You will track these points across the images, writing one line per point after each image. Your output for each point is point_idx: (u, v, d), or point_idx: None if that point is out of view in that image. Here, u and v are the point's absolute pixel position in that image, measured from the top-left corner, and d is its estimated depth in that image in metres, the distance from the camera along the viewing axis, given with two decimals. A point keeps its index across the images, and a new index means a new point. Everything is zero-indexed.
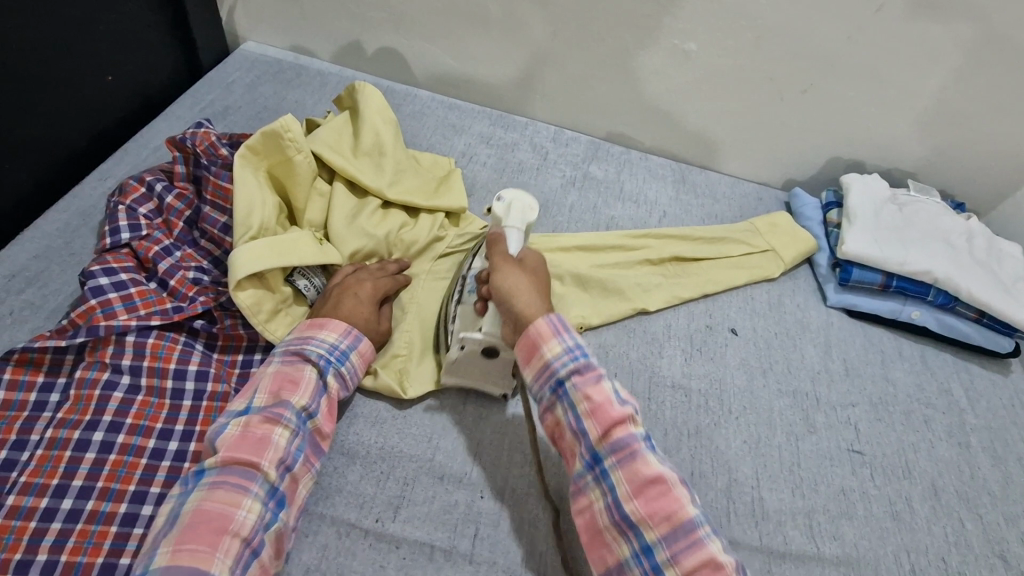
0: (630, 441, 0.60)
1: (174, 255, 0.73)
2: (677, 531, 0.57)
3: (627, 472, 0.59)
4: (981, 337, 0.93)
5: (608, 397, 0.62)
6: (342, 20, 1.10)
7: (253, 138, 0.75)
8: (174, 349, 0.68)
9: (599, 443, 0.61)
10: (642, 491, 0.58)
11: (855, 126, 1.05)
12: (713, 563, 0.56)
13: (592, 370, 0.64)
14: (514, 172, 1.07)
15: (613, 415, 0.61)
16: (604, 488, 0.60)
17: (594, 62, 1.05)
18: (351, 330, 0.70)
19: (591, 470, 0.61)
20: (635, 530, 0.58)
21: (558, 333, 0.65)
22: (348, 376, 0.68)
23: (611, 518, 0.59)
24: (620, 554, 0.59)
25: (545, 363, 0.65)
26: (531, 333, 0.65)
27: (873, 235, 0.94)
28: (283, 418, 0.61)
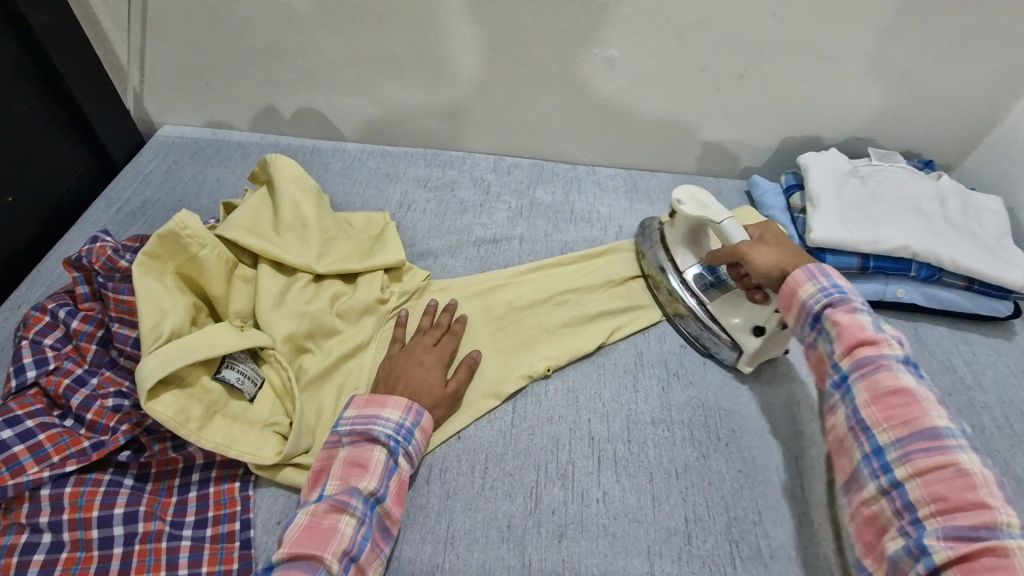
0: (875, 358, 0.59)
1: (89, 383, 0.66)
2: (914, 435, 0.55)
3: (867, 380, 0.58)
4: (974, 304, 0.87)
5: (861, 321, 0.61)
6: (251, 87, 1.05)
7: (150, 243, 0.69)
8: (96, 494, 0.61)
9: (842, 358, 0.61)
10: (881, 399, 0.57)
11: (803, 102, 0.99)
12: (963, 472, 0.51)
13: (848, 302, 0.63)
14: (456, 213, 1.01)
15: (859, 334, 0.60)
16: (847, 402, 0.60)
17: (520, 85, 1.00)
18: (413, 406, 0.67)
19: (837, 386, 0.62)
20: (869, 434, 0.58)
21: (814, 277, 0.65)
22: (414, 454, 0.66)
23: (848, 423, 0.60)
24: (857, 465, 0.59)
25: (800, 305, 0.66)
26: (787, 282, 0.67)
27: (841, 216, 0.87)
28: (349, 506, 0.59)
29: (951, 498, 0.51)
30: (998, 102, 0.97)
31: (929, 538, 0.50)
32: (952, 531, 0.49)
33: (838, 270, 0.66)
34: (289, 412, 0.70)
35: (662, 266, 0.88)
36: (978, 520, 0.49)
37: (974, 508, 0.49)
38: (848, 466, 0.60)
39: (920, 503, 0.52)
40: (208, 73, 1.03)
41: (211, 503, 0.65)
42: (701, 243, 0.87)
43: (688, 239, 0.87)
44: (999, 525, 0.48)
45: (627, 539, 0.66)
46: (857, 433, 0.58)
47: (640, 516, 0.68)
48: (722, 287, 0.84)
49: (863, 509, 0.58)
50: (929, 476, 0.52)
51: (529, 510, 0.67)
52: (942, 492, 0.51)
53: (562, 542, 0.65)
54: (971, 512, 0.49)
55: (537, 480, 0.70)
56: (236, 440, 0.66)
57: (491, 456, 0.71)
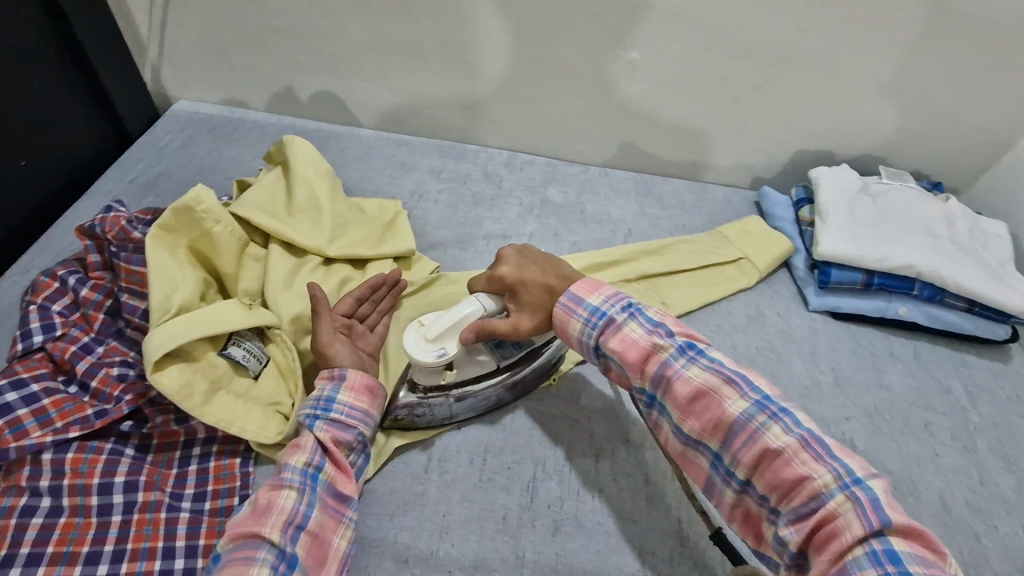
0: (662, 371, 0.58)
1: (95, 351, 0.67)
2: (730, 434, 0.54)
3: (670, 397, 0.58)
4: (975, 327, 0.88)
5: (631, 338, 0.61)
6: (271, 68, 1.05)
7: (164, 216, 0.69)
8: (98, 461, 0.61)
9: (642, 382, 0.61)
10: (690, 410, 0.57)
11: (819, 118, 0.99)
12: (775, 451, 0.51)
13: (612, 323, 0.63)
14: (468, 207, 1.01)
15: (639, 351, 0.61)
16: (669, 420, 0.59)
17: (539, 83, 1.00)
18: (335, 372, 0.66)
19: (652, 406, 0.61)
20: (702, 445, 0.57)
21: (572, 311, 0.66)
22: (346, 417, 0.64)
23: (680, 440, 0.59)
24: (709, 474, 0.58)
25: (576, 339, 0.66)
26: (554, 319, 0.68)
27: (849, 232, 0.88)
28: (283, 480, 0.58)
29: (780, 482, 0.51)
30: (1011, 129, 0.98)
31: (782, 529, 0.50)
32: (793, 513, 0.50)
33: (585, 287, 0.67)
34: (293, 392, 0.71)
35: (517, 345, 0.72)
36: (807, 493, 0.49)
37: (799, 482, 0.50)
38: (699, 477, 0.59)
39: (767, 494, 0.52)
40: (229, 50, 1.03)
41: (211, 478, 0.65)
42: (472, 336, 0.73)
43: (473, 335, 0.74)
44: (820, 490, 0.49)
45: (621, 538, 0.67)
46: (695, 447, 0.58)
47: (635, 515, 0.68)
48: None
49: (734, 512, 0.57)
50: (760, 466, 0.52)
51: (526, 503, 0.68)
52: (772, 478, 0.52)
53: (557, 536, 0.66)
54: (798, 488, 0.50)
55: (535, 475, 0.70)
56: (239, 417, 0.66)
57: (492, 449, 0.72)
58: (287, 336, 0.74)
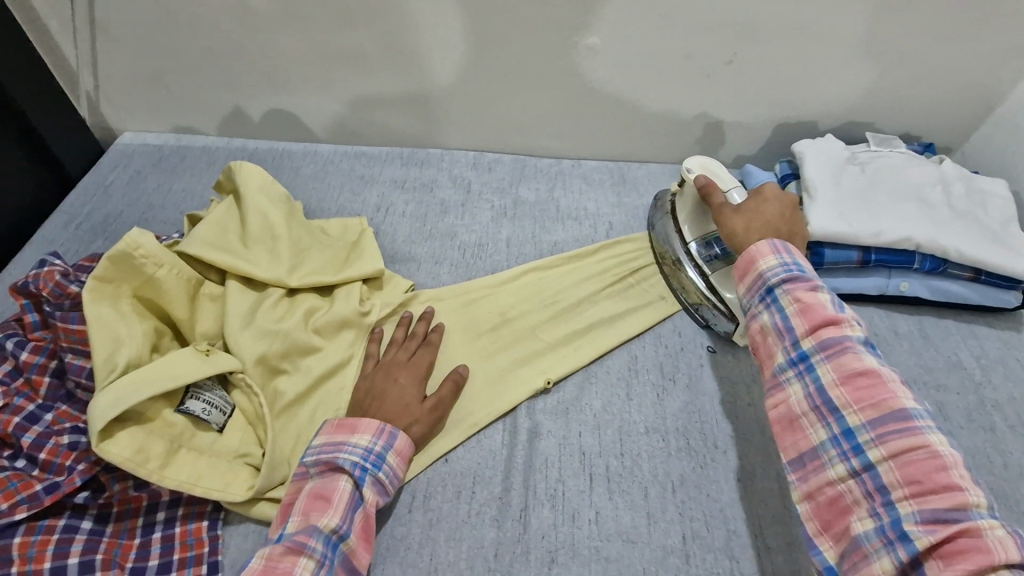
0: (843, 338, 0.56)
1: (42, 420, 0.62)
2: (886, 417, 0.52)
3: (835, 361, 0.55)
4: (981, 296, 0.83)
5: (822, 298, 0.58)
6: (214, 89, 0.99)
7: (100, 266, 0.64)
8: (48, 543, 0.57)
9: (806, 338, 0.57)
10: (850, 380, 0.54)
11: (798, 86, 0.94)
12: (933, 452, 0.49)
13: (808, 280, 0.59)
14: (437, 216, 0.96)
15: (826, 313, 0.57)
16: (808, 381, 0.57)
17: (498, 79, 0.94)
18: (385, 427, 0.64)
19: (793, 365, 0.58)
20: (836, 414, 0.54)
21: (777, 251, 0.61)
22: (386, 482, 0.62)
23: (809, 404, 0.56)
24: (818, 444, 0.55)
25: (758, 277, 0.62)
26: (746, 253, 0.63)
27: (840, 208, 0.82)
28: (308, 547, 0.54)
29: (924, 480, 0.48)
30: (1002, 79, 0.92)
31: (908, 523, 0.48)
32: (929, 514, 0.47)
33: (797, 247, 0.63)
34: (261, 441, 0.66)
35: (669, 237, 0.86)
36: (952, 502, 0.47)
37: (943, 489, 0.47)
38: (801, 446, 0.57)
39: (893, 485, 0.50)
40: (166, 75, 0.97)
41: (177, 545, 0.61)
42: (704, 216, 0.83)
43: (691, 210, 0.83)
44: (970, 506, 0.46)
45: (622, 563, 0.62)
46: (824, 414, 0.55)
47: (634, 536, 0.64)
48: (725, 258, 0.80)
49: (823, 488, 0.54)
50: (904, 458, 0.50)
51: (517, 536, 0.63)
52: (916, 473, 0.49)
53: (552, 569, 0.62)
54: (945, 494, 0.47)
55: (525, 503, 0.66)
56: (203, 476, 0.62)
57: (479, 479, 0.67)
58: (253, 380, 0.69)
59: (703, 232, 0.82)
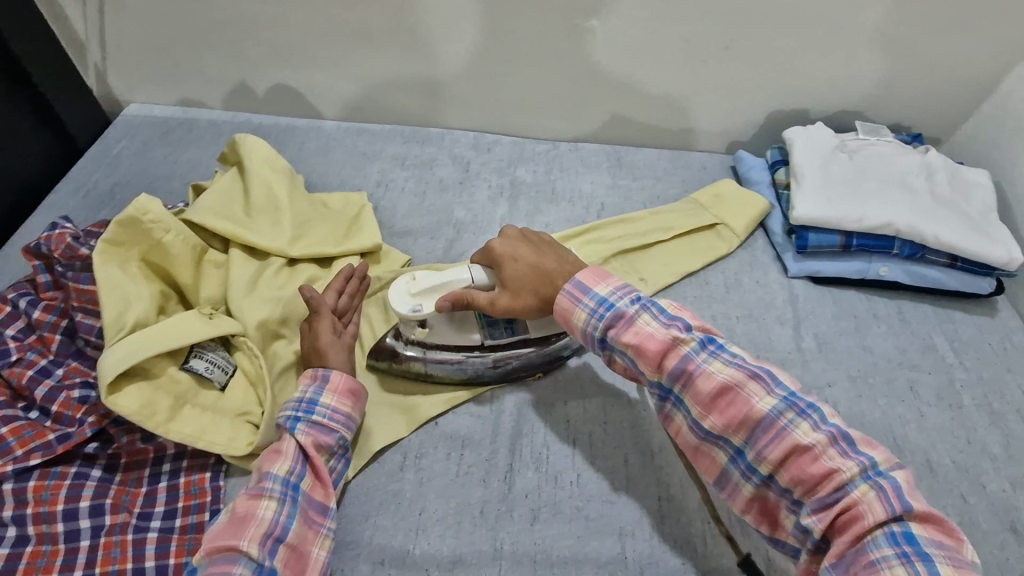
0: (684, 365, 0.58)
1: (54, 374, 0.65)
2: (755, 429, 0.55)
3: (690, 390, 0.58)
4: (958, 282, 0.86)
5: (646, 332, 0.60)
6: (221, 63, 1.01)
7: (110, 230, 0.67)
8: (61, 488, 0.60)
9: (658, 374, 0.60)
10: (712, 405, 0.57)
11: (792, 74, 0.96)
12: (803, 446, 0.53)
13: (621, 317, 0.62)
14: (436, 193, 0.99)
15: (657, 346, 0.59)
16: (685, 413, 0.59)
17: (499, 59, 0.96)
18: (317, 373, 0.66)
19: (666, 398, 0.61)
20: (722, 440, 0.57)
21: (577, 301, 0.64)
22: (329, 423, 0.64)
23: (697, 435, 0.59)
24: (723, 466, 0.58)
25: (581, 332, 0.65)
26: (558, 310, 0.66)
27: (825, 194, 0.85)
28: (263, 489, 0.57)
29: (806, 477, 0.52)
30: (991, 72, 0.94)
31: (804, 517, 0.52)
32: (816, 503, 0.52)
33: (592, 277, 0.65)
34: (262, 401, 0.69)
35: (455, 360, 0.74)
36: (832, 485, 0.51)
37: (824, 477, 0.51)
38: (712, 469, 0.60)
39: (789, 488, 0.54)
40: (174, 48, 0.99)
41: (182, 494, 0.64)
42: (460, 316, 0.74)
43: (449, 327, 0.74)
44: (845, 481, 0.51)
45: (601, 522, 0.66)
46: (713, 441, 0.58)
47: (614, 497, 0.68)
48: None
49: (747, 505, 0.58)
50: (784, 462, 0.53)
51: (503, 494, 0.67)
52: (797, 472, 0.53)
53: (535, 525, 0.65)
54: (825, 483, 0.51)
55: (511, 464, 0.69)
56: (206, 431, 0.65)
57: (468, 442, 0.71)
58: (254, 344, 0.72)
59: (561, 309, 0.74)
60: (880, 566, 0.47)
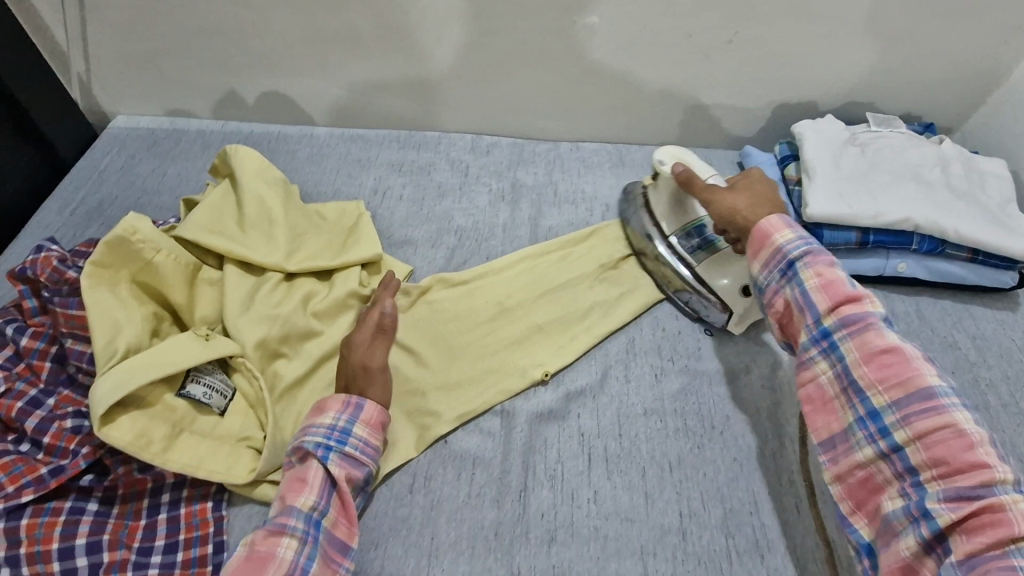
0: (864, 314, 0.55)
1: (45, 404, 0.63)
2: (913, 397, 0.52)
3: (857, 340, 0.55)
4: (978, 277, 0.83)
5: (834, 274, 0.58)
6: (208, 72, 0.98)
7: (97, 252, 0.64)
8: (55, 525, 0.57)
9: (827, 315, 0.57)
10: (874, 358, 0.54)
11: (798, 66, 0.93)
12: (961, 431, 0.49)
13: (827, 257, 0.59)
14: (435, 199, 0.96)
15: (846, 291, 0.57)
16: (835, 362, 0.56)
17: (495, 59, 0.93)
18: (349, 401, 0.64)
19: (816, 343, 0.58)
20: (861, 395, 0.54)
21: (790, 224, 0.62)
22: (357, 454, 0.62)
23: (841, 385, 0.56)
24: (848, 426, 0.56)
25: (774, 251, 0.61)
26: (757, 229, 0.63)
27: (839, 189, 0.82)
28: (286, 527, 0.55)
29: (952, 460, 0.49)
30: (1003, 58, 0.91)
31: (931, 501, 0.48)
32: (952, 491, 0.48)
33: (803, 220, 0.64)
34: (263, 425, 0.66)
35: (650, 234, 0.83)
36: (978, 479, 0.47)
37: (973, 468, 0.47)
38: (831, 429, 0.57)
39: (921, 466, 0.50)
40: (160, 58, 0.96)
41: (182, 526, 0.61)
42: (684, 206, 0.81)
43: (669, 204, 0.82)
44: (995, 482, 0.46)
45: (620, 541, 0.63)
46: (852, 394, 0.55)
47: (633, 515, 0.65)
48: (710, 248, 0.80)
49: (853, 470, 0.55)
50: (929, 437, 0.50)
51: (517, 516, 0.64)
52: (943, 453, 0.49)
53: (552, 547, 0.63)
54: (971, 472, 0.47)
55: (525, 483, 0.67)
56: (205, 460, 0.62)
57: (478, 461, 0.68)
58: (253, 364, 0.69)
59: (683, 223, 0.81)
60: (1021, 572, 0.43)
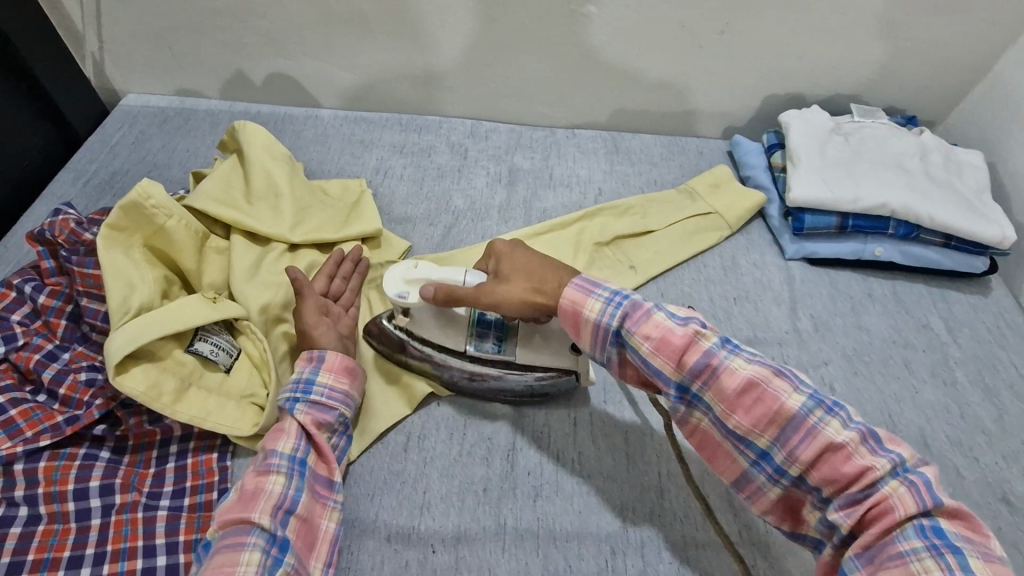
0: (707, 361, 0.54)
1: (60, 358, 0.66)
2: (786, 429, 0.52)
3: (713, 389, 0.54)
4: (952, 261, 0.87)
5: (666, 326, 0.56)
6: (217, 52, 1.01)
7: (113, 215, 0.68)
8: (71, 468, 0.61)
9: (675, 373, 0.55)
10: (736, 403, 0.53)
11: (787, 58, 0.96)
12: (837, 445, 0.50)
13: (640, 309, 0.57)
14: (434, 180, 0.99)
15: (677, 342, 0.55)
16: (706, 411, 0.56)
17: (495, 46, 0.97)
18: (313, 354, 0.67)
19: (681, 398, 0.57)
20: (745, 442, 0.54)
21: (589, 293, 0.60)
22: (328, 400, 0.65)
23: (722, 434, 0.56)
24: (745, 469, 0.56)
25: (592, 327, 0.60)
26: (564, 302, 0.61)
27: (821, 175, 0.86)
28: (272, 465, 0.59)
29: (838, 475, 0.50)
30: (985, 54, 0.94)
31: (832, 514, 0.51)
32: (845, 500, 0.50)
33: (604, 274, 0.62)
34: (267, 383, 0.70)
35: (437, 359, 0.72)
36: (865, 482, 0.49)
37: (857, 474, 0.50)
38: (732, 470, 0.57)
39: (818, 484, 0.52)
40: (171, 37, 0.99)
41: (189, 474, 0.65)
42: (452, 316, 0.70)
43: (439, 324, 0.71)
44: (877, 478, 0.49)
45: (601, 497, 0.67)
46: (735, 442, 0.55)
47: (614, 474, 0.69)
48: (509, 333, 0.71)
49: (768, 503, 0.56)
50: (813, 460, 0.51)
51: (505, 473, 0.68)
52: (831, 471, 0.51)
53: (537, 501, 0.67)
54: (857, 480, 0.49)
55: (513, 443, 0.71)
56: (212, 412, 0.66)
57: (470, 422, 0.72)
58: (257, 327, 0.72)
59: (467, 332, 0.71)
60: (910, 560, 0.46)
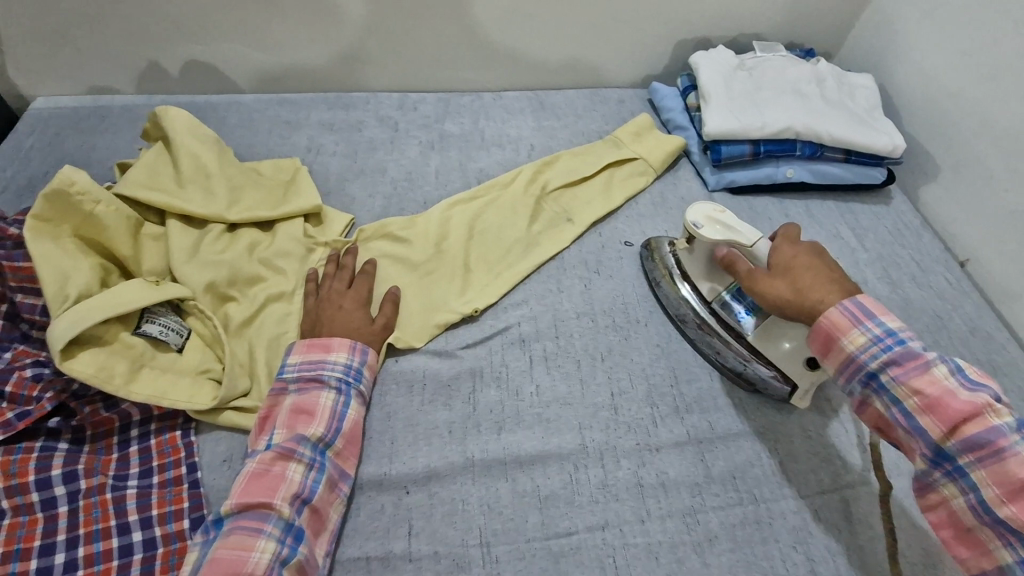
0: (991, 438, 0.52)
1: (3, 357, 0.64)
2: None
3: (988, 466, 0.52)
4: (854, 175, 0.95)
5: (944, 386, 0.55)
6: (127, 44, 0.99)
7: (37, 206, 0.67)
8: (29, 460, 0.61)
9: (942, 438, 0.54)
10: (1016, 493, 0.51)
11: (691, 3, 1.02)
12: None
13: (914, 358, 0.57)
14: (367, 153, 1.00)
15: (956, 408, 0.54)
16: (966, 489, 0.54)
17: (409, 13, 0.98)
18: (355, 346, 0.70)
19: (938, 465, 0.55)
20: (1017, 537, 0.51)
21: (858, 323, 0.59)
22: (366, 394, 0.69)
23: (979, 518, 0.54)
24: (1003, 564, 0.52)
25: (848, 357, 0.60)
26: (824, 325, 0.61)
27: (731, 108, 0.92)
28: (296, 452, 0.61)
29: None
30: None
31: None
32: None
33: (876, 304, 0.60)
34: (222, 358, 0.71)
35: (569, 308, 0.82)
36: None
37: None
38: (982, 561, 0.54)
39: None
40: (75, 32, 0.96)
41: (155, 454, 0.66)
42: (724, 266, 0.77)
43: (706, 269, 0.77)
44: None
45: (559, 421, 0.71)
46: (1001, 533, 0.52)
47: (570, 399, 0.73)
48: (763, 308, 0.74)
49: None
50: None
51: (467, 413, 0.72)
52: None
53: (501, 431, 0.70)
54: None
55: (472, 386, 0.74)
56: (169, 390, 0.66)
57: (429, 373, 0.75)
58: (204, 306, 0.73)
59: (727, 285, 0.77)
60: None
